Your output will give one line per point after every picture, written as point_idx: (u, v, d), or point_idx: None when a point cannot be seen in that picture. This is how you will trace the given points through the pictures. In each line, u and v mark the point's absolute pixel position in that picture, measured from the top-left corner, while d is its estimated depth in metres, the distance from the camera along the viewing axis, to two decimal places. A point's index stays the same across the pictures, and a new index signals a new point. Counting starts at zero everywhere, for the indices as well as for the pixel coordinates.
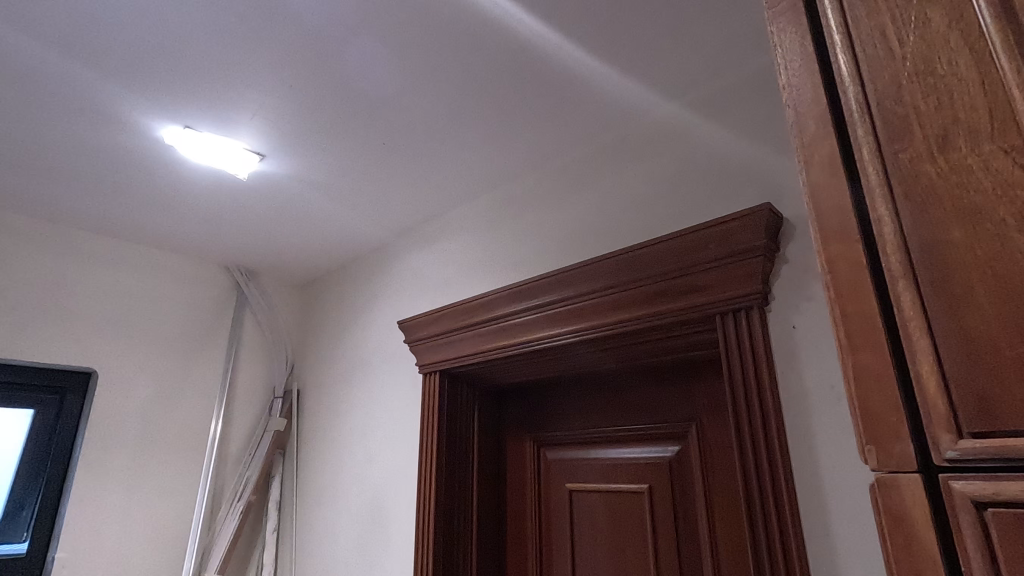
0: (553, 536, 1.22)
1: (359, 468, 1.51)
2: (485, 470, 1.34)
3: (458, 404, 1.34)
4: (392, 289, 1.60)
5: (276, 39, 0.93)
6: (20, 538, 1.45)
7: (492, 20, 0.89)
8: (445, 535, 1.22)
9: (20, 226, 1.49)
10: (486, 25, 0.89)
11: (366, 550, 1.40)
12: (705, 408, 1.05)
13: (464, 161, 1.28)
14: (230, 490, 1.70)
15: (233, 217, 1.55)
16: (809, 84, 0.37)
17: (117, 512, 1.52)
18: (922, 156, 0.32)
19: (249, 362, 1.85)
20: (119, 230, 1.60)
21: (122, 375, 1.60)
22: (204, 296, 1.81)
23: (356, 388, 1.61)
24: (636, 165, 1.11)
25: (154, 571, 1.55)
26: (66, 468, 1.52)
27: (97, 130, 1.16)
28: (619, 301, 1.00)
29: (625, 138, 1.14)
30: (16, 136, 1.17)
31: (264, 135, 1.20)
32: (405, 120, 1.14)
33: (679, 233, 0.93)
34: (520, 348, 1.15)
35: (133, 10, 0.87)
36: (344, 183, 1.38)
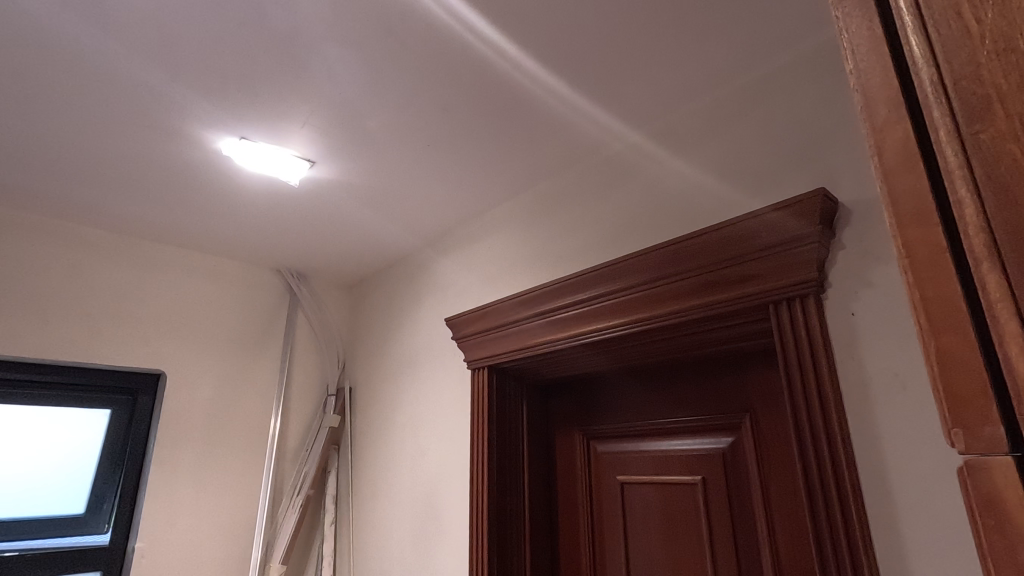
0: (605, 529, 1.23)
1: (411, 461, 1.56)
2: (536, 464, 1.36)
3: (506, 399, 1.36)
4: (438, 287, 1.64)
5: (244, 43, 0.95)
6: (103, 529, 1.58)
7: (506, 16, 0.89)
8: (498, 527, 1.24)
9: (93, 238, 1.60)
10: (503, 19, 0.90)
11: (422, 543, 1.44)
12: (759, 398, 1.04)
13: (506, 158, 1.30)
14: (290, 485, 1.77)
15: (286, 222, 1.61)
16: (866, 32, 0.33)
17: (188, 504, 1.61)
18: (1004, 103, 0.27)
19: (303, 361, 1.93)
20: (180, 238, 1.69)
21: (187, 376, 1.69)
22: (259, 299, 1.89)
23: (406, 385, 1.65)
24: (682, 154, 1.10)
25: (223, 561, 1.64)
26: (141, 464, 1.62)
27: (161, 144, 1.22)
28: (669, 292, 1.00)
29: (668, 128, 1.13)
30: (89, 154, 1.25)
31: (314, 143, 1.24)
32: (448, 121, 1.16)
33: (729, 222, 0.92)
34: (569, 342, 1.16)
35: (168, 27, 0.92)
36: (389, 185, 1.42)
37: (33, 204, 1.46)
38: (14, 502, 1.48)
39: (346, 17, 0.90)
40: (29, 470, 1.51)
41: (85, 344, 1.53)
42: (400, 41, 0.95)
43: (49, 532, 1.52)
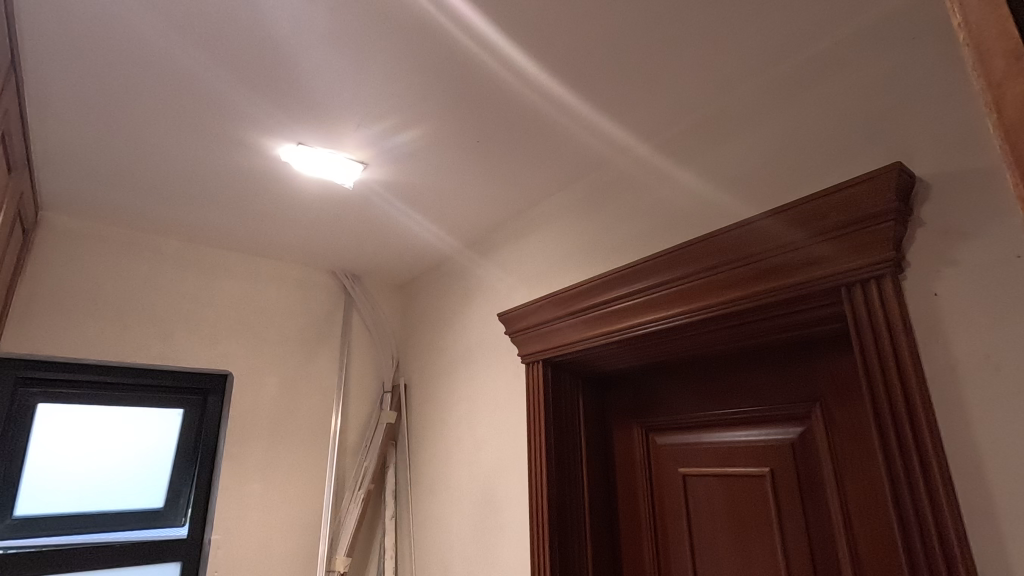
0: (667, 521, 1.21)
1: (468, 455, 1.58)
2: (593, 457, 1.35)
3: (563, 392, 1.36)
4: (489, 283, 1.65)
5: (269, 49, 0.97)
6: (180, 522, 1.67)
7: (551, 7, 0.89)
8: (559, 520, 1.24)
9: (163, 247, 1.69)
10: (548, 9, 0.90)
11: (483, 536, 1.46)
12: (830, 386, 1.00)
13: (556, 150, 1.29)
14: (352, 479, 1.83)
15: (341, 224, 1.66)
16: None
17: (257, 499, 1.68)
18: None
19: (360, 359, 1.98)
20: (242, 244, 1.76)
21: (253, 376, 1.76)
22: (316, 300, 1.95)
23: (461, 381, 1.67)
24: (740, 136, 1.06)
25: (292, 553, 1.70)
26: (213, 460, 1.71)
27: (226, 153, 1.28)
28: (731, 278, 0.98)
29: (725, 110, 1.10)
30: (159, 165, 1.32)
31: (367, 145, 1.27)
32: (499, 117, 1.17)
33: (766, 214, 0.92)
34: (626, 333, 1.15)
35: (216, 40, 0.95)
36: (439, 183, 1.44)
37: (109, 216, 1.55)
38: (101, 496, 1.58)
39: (399, 19, 0.91)
40: (113, 466, 1.61)
41: (158, 347, 1.62)
42: (434, 38, 0.95)
43: (132, 525, 1.61)
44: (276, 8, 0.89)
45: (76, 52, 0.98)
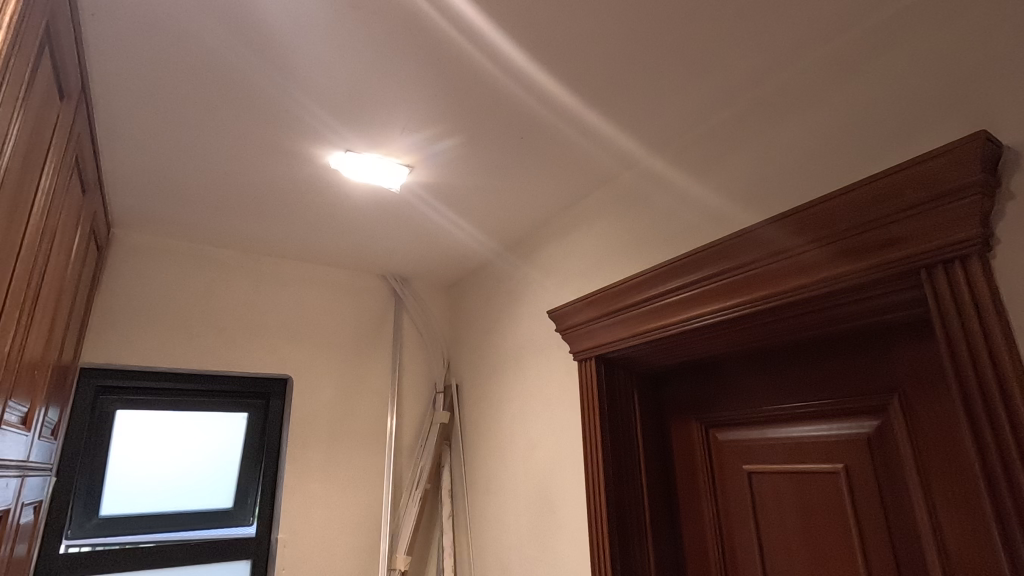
0: (732, 520, 1.17)
1: (522, 454, 1.57)
2: (651, 454, 1.32)
3: (617, 389, 1.33)
4: (537, 280, 1.64)
5: (315, 59, 0.99)
6: (249, 521, 1.74)
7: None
8: (618, 519, 1.22)
9: (223, 258, 1.76)
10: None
11: (540, 535, 1.45)
12: (910, 376, 0.94)
13: (602, 142, 1.27)
14: (409, 479, 1.86)
15: (388, 228, 1.69)
16: None
17: (320, 499, 1.73)
18: None
19: (411, 360, 2.01)
20: (295, 251, 1.81)
21: (310, 380, 1.81)
22: (367, 304, 1.99)
23: (512, 380, 1.67)
24: (801, 114, 1.01)
25: (355, 551, 1.74)
26: (277, 462, 1.77)
27: (278, 164, 1.32)
28: (795, 265, 0.93)
29: (782, 87, 1.05)
30: (216, 178, 1.37)
31: (413, 148, 1.28)
32: (544, 112, 1.15)
33: (766, 221, 0.96)
34: (683, 325, 1.11)
35: (267, 56, 0.98)
36: (483, 181, 1.44)
37: (173, 231, 1.63)
38: (176, 497, 1.67)
39: (444, 16, 0.91)
40: (186, 468, 1.69)
41: (224, 354, 1.69)
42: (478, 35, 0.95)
43: (205, 524, 1.69)
44: (322, 18, 0.90)
45: (139, 73, 1.02)
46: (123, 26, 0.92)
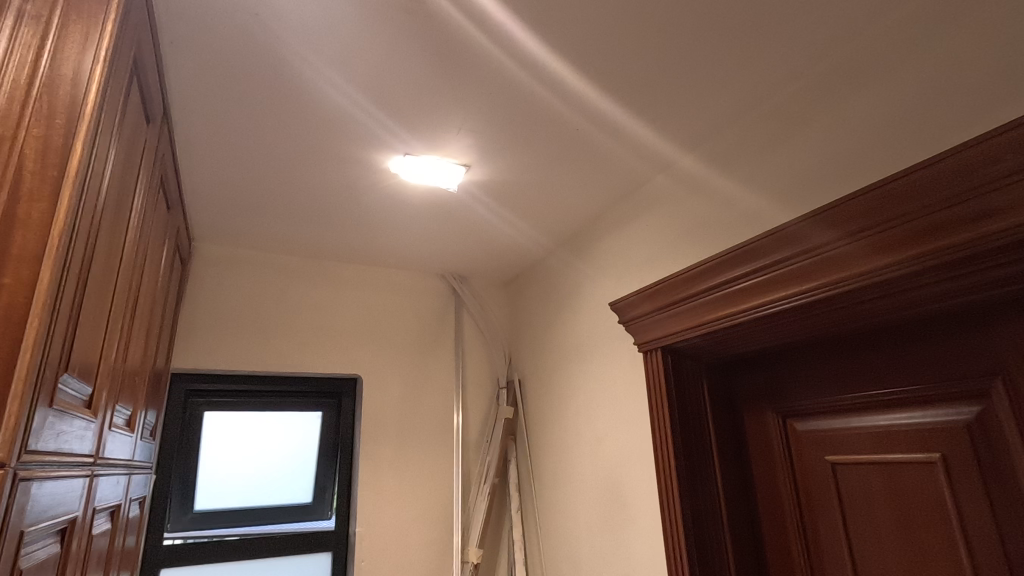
0: (816, 513, 1.12)
1: (589, 448, 1.56)
2: (725, 446, 1.28)
3: (685, 380, 1.30)
4: (599, 272, 1.63)
5: (379, 63, 1.02)
6: (327, 515, 1.82)
7: None
8: (693, 513, 1.19)
9: (294, 264, 1.85)
10: None
11: (611, 529, 1.44)
12: (1013, 356, 0.87)
13: (665, 122, 1.24)
14: (477, 473, 1.89)
15: (446, 229, 1.72)
16: None
17: (394, 492, 1.79)
18: None
19: (474, 357, 2.04)
20: (360, 256, 1.88)
21: (380, 378, 1.88)
22: (430, 303, 2.03)
23: (576, 373, 1.66)
24: (884, 76, 0.96)
25: (428, 544, 1.79)
26: (351, 457, 1.84)
27: (342, 172, 1.37)
28: (876, 244, 0.88)
29: (861, 50, 1.00)
30: (285, 189, 1.44)
31: (470, 146, 1.30)
32: (605, 96, 1.14)
33: (820, 210, 0.94)
34: (753, 313, 1.08)
35: (335, 67, 1.03)
36: (540, 174, 1.44)
37: (248, 241, 1.72)
38: (261, 491, 1.76)
39: (503, 4, 0.92)
40: (268, 465, 1.79)
41: (300, 355, 1.78)
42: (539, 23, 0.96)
43: (288, 518, 1.78)
44: (385, 24, 0.94)
45: (215, 93, 1.08)
46: (199, 52, 0.98)
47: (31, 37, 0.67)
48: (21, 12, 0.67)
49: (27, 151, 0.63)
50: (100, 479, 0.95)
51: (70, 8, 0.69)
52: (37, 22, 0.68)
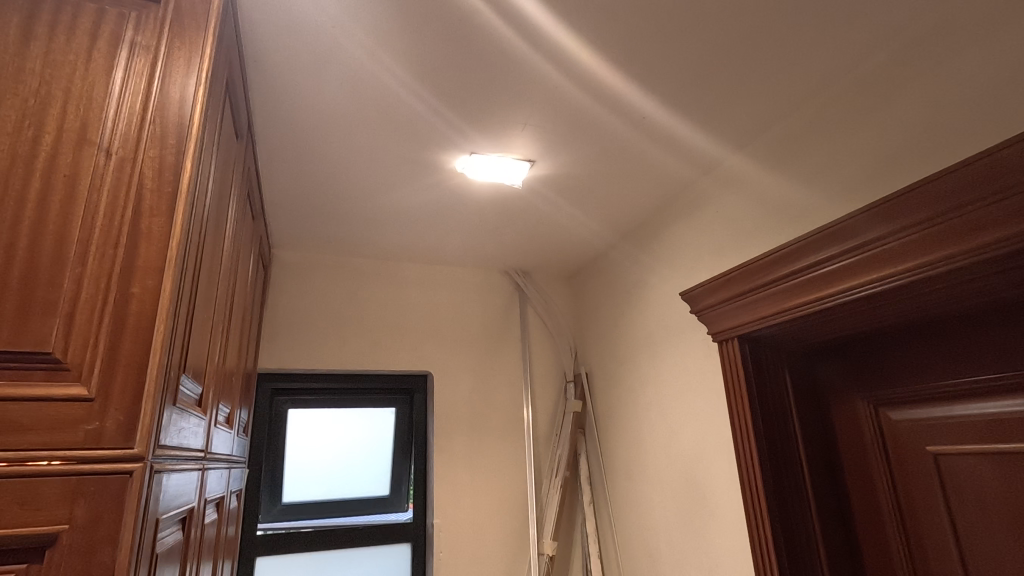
0: (917, 507, 1.07)
1: (663, 440, 1.54)
2: (811, 437, 1.23)
3: (765, 370, 1.25)
4: (666, 262, 1.60)
5: (447, 67, 1.04)
6: (403, 507, 1.89)
7: None
8: (780, 508, 1.15)
9: (363, 266, 1.91)
10: None
11: (690, 523, 1.41)
12: None
13: (735, 105, 1.20)
14: (548, 467, 1.91)
15: (510, 225, 1.74)
16: None
17: (468, 486, 1.82)
18: None
19: (540, 352, 2.05)
20: (425, 255, 1.93)
21: (449, 375, 1.92)
22: (494, 299, 2.06)
23: (646, 365, 1.64)
24: (988, 36, 0.88)
25: (502, 536, 1.82)
26: (425, 452, 1.90)
27: (412, 175, 1.42)
28: (980, 221, 0.82)
29: (958, 12, 0.92)
30: (358, 194, 1.49)
31: (535, 142, 1.31)
32: (671, 82, 1.12)
33: (913, 186, 0.88)
34: (840, 298, 1.02)
35: (404, 72, 1.05)
36: (604, 166, 1.42)
37: (321, 245, 1.80)
38: (342, 484, 1.84)
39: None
40: (347, 459, 1.87)
41: (373, 354, 1.84)
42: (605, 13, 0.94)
43: (367, 510, 1.86)
44: (454, 28, 0.95)
45: (293, 107, 1.14)
46: (279, 67, 1.03)
47: (142, 65, 0.73)
48: (133, 43, 0.73)
49: (145, 173, 0.68)
50: (209, 473, 1.02)
51: (174, 36, 0.75)
52: (147, 51, 0.73)
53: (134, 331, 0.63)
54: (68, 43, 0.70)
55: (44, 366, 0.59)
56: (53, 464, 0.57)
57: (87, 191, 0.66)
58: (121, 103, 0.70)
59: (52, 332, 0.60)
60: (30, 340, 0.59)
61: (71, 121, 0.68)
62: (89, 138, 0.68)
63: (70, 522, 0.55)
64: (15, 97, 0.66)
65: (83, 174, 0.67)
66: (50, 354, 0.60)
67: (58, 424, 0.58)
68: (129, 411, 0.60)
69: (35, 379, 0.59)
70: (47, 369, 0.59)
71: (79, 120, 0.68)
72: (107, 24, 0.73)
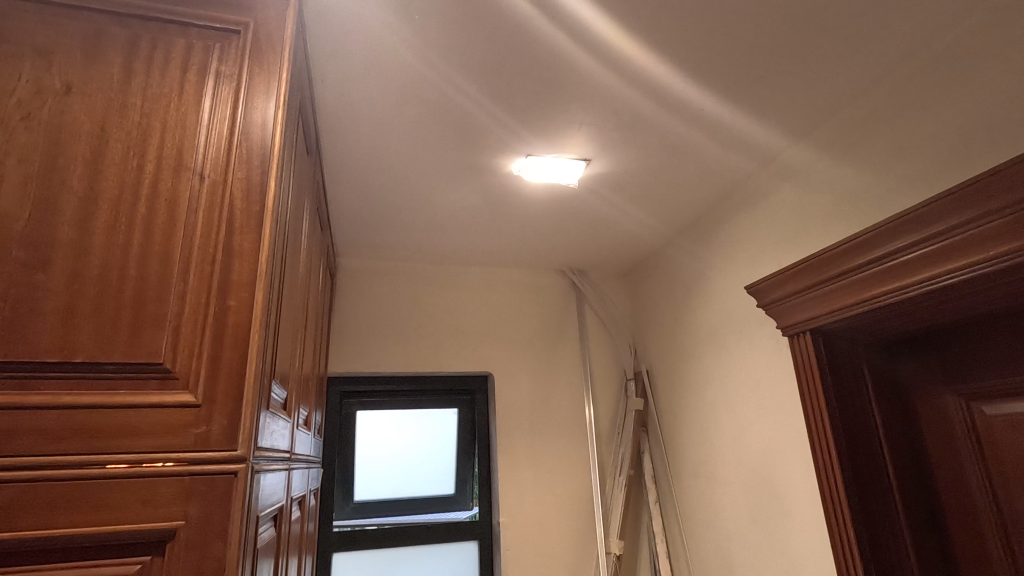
0: (1018, 508, 1.00)
1: (732, 438, 1.50)
2: (894, 434, 1.18)
3: (841, 365, 1.20)
4: (728, 255, 1.56)
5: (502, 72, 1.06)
6: (469, 506, 1.92)
7: None
8: (863, 508, 1.11)
9: (422, 271, 1.96)
10: None
11: (764, 523, 1.38)
12: None
13: (799, 93, 1.16)
14: (612, 466, 1.90)
15: (566, 225, 1.74)
16: None
17: (532, 485, 1.84)
18: None
19: (599, 350, 2.05)
20: (481, 258, 1.96)
21: (508, 375, 1.94)
22: (551, 299, 2.07)
23: (710, 362, 1.61)
24: None
25: (568, 535, 1.82)
26: (488, 451, 1.93)
27: (470, 180, 1.45)
28: None
29: None
30: (418, 200, 1.54)
31: (590, 141, 1.30)
32: (729, 74, 1.09)
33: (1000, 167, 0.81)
34: (923, 287, 0.97)
35: (465, 80, 1.08)
36: (660, 161, 1.40)
37: (382, 252, 1.86)
38: (409, 483, 1.90)
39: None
40: (413, 459, 1.93)
41: (435, 356, 1.89)
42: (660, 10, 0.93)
43: (434, 509, 1.90)
44: (509, 34, 0.97)
45: (358, 121, 1.19)
46: (345, 85, 1.08)
47: (228, 94, 0.78)
48: (219, 73, 0.79)
49: (235, 193, 0.73)
50: (294, 473, 1.08)
51: (254, 65, 0.80)
52: (232, 80, 0.79)
53: (233, 341, 0.68)
54: (163, 78, 0.76)
55: (157, 375, 0.65)
56: (167, 465, 0.62)
57: (185, 214, 0.71)
58: (211, 130, 0.76)
59: (162, 344, 0.66)
60: (143, 352, 0.65)
61: (170, 149, 0.73)
62: (185, 164, 0.73)
63: (186, 519, 0.60)
64: (121, 129, 0.73)
65: (181, 197, 0.72)
66: (163, 364, 0.65)
67: (171, 428, 0.63)
68: (232, 415, 0.65)
69: (151, 387, 0.64)
70: (161, 378, 0.65)
71: (175, 149, 0.74)
72: (195, 57, 0.78)
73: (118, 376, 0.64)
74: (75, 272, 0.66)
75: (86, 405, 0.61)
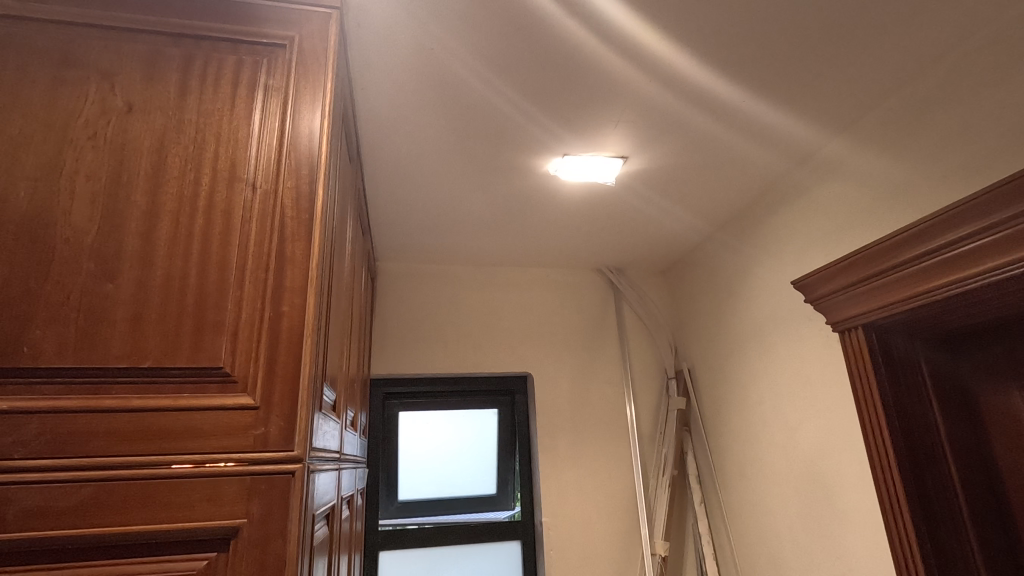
0: None
1: (780, 437, 1.46)
2: (957, 432, 1.12)
3: (897, 362, 1.16)
4: (772, 250, 1.52)
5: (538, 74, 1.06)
6: (511, 506, 1.94)
7: None
8: (924, 510, 1.06)
9: (459, 273, 1.98)
10: None
11: (817, 524, 1.33)
12: None
13: (846, 83, 1.12)
14: (654, 466, 1.88)
15: (602, 223, 1.73)
16: None
17: (573, 485, 1.83)
18: None
19: (639, 349, 2.02)
20: (517, 258, 1.96)
21: (547, 376, 1.93)
22: (588, 298, 2.05)
23: (755, 359, 1.57)
24: None
25: (611, 536, 1.81)
26: (529, 452, 1.93)
27: (507, 181, 1.45)
28: None
29: None
30: (455, 203, 1.55)
31: (627, 139, 1.29)
32: (772, 67, 1.06)
33: None
34: (986, 279, 0.92)
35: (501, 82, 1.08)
36: (700, 157, 1.37)
37: (420, 255, 1.88)
38: (452, 483, 1.93)
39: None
40: (455, 460, 1.95)
41: (474, 357, 1.90)
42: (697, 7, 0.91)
43: (477, 508, 1.92)
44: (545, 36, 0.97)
45: (397, 127, 1.21)
46: (385, 92, 1.10)
47: (275, 108, 0.80)
48: (267, 87, 0.81)
49: (285, 203, 0.76)
50: (343, 472, 1.11)
51: (299, 78, 0.82)
52: (279, 93, 0.81)
53: (287, 346, 0.70)
54: (215, 96, 0.79)
55: (217, 380, 0.67)
56: (229, 465, 0.64)
57: (239, 225, 0.74)
58: (261, 142, 0.78)
59: (220, 350, 0.69)
60: (204, 358, 0.68)
61: (223, 163, 0.76)
62: (238, 176, 0.76)
63: (248, 517, 0.62)
64: (178, 145, 0.76)
65: (235, 208, 0.75)
66: (222, 369, 0.68)
67: (231, 430, 0.66)
68: (288, 417, 0.67)
69: (212, 391, 0.67)
70: (221, 382, 0.67)
71: (228, 163, 0.77)
72: (244, 73, 0.81)
73: (181, 381, 0.67)
74: (140, 282, 0.69)
75: (154, 408, 0.64)
